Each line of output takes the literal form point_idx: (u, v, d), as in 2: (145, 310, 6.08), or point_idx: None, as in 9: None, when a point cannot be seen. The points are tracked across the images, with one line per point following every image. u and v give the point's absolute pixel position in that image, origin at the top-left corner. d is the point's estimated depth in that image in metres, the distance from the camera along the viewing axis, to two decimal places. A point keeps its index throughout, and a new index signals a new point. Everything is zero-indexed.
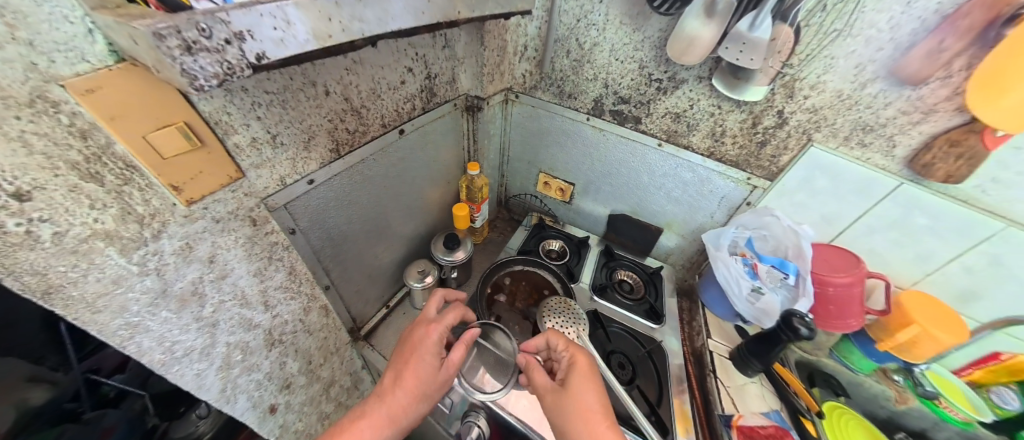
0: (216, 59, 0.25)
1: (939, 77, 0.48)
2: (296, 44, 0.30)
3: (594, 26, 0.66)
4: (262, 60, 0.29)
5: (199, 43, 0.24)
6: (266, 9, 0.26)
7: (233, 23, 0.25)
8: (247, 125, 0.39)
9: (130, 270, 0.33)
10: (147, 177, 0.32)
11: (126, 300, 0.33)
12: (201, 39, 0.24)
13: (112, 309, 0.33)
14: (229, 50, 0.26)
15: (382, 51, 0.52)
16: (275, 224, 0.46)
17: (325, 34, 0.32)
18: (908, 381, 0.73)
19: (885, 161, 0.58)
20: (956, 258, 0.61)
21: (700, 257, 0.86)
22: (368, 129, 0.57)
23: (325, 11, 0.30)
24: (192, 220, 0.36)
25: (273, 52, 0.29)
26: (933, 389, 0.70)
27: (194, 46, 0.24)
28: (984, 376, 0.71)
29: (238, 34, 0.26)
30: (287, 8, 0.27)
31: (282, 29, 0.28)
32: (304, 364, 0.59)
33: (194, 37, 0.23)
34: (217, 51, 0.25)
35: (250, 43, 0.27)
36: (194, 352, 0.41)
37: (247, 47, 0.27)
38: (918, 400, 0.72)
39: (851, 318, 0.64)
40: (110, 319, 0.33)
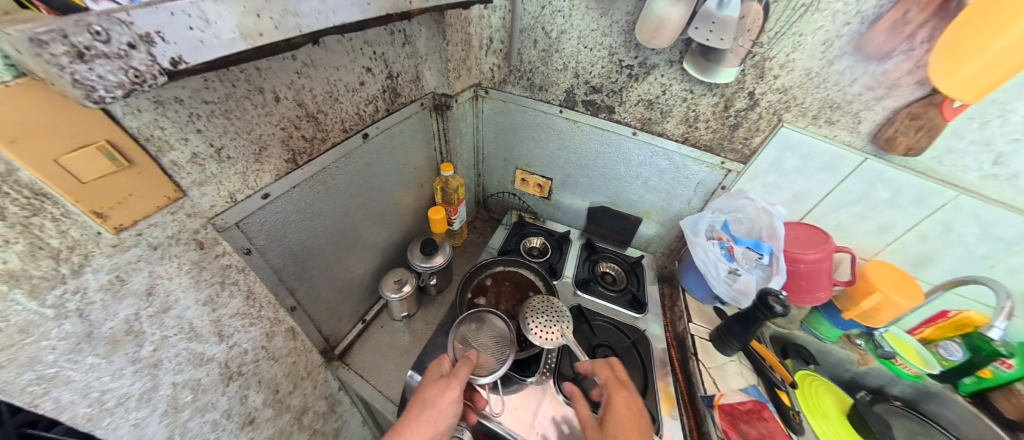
0: (119, 66, 0.21)
1: (902, 50, 0.49)
2: (220, 46, 0.26)
3: (560, 12, 0.64)
4: (179, 65, 0.24)
5: (95, 49, 0.20)
6: (177, 6, 0.22)
7: (138, 24, 0.21)
8: (186, 140, 0.36)
9: (43, 315, 0.29)
10: (62, 204, 0.29)
11: (40, 349, 0.29)
12: (97, 45, 0.20)
13: (19, 362, 0.28)
14: (135, 55, 0.22)
15: (335, 51, 0.49)
16: (226, 245, 0.43)
17: (255, 33, 0.28)
18: (869, 344, 0.75)
19: (850, 138, 0.59)
20: (914, 227, 0.64)
21: (679, 243, 0.87)
22: (328, 135, 0.54)
23: (252, 6, 0.27)
24: (122, 249, 0.33)
25: (192, 54, 0.25)
26: (891, 350, 0.71)
27: (88, 52, 0.19)
28: (934, 333, 0.74)
29: (145, 37, 0.22)
30: (203, 3, 0.23)
31: (202, 30, 0.24)
32: (271, 394, 0.55)
33: (89, 42, 0.19)
34: (119, 57, 0.21)
35: (162, 46, 0.23)
36: (131, 399, 0.37)
37: (158, 51, 0.23)
38: (879, 361, 0.74)
39: (821, 292, 0.65)
40: (17, 375, 0.28)
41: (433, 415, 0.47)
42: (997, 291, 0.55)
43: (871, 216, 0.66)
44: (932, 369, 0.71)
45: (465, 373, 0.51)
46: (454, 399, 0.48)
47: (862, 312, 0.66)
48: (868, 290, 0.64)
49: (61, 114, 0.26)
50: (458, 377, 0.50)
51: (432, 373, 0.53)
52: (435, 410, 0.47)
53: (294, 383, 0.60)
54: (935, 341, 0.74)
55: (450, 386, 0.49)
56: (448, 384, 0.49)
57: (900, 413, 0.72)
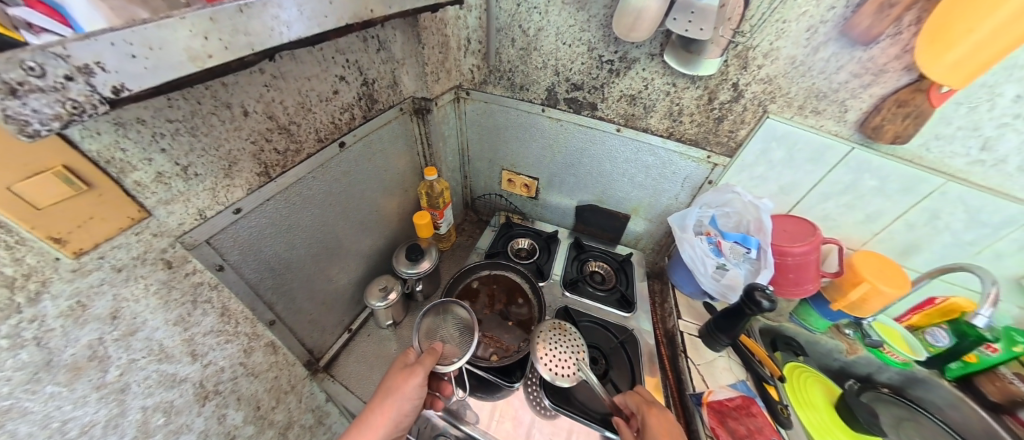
0: (57, 98, 0.20)
1: (889, 33, 0.47)
2: (166, 69, 0.26)
3: (536, 9, 0.63)
4: (122, 93, 0.24)
5: (29, 84, 0.19)
6: (117, 36, 0.22)
7: (75, 57, 0.20)
8: (150, 160, 0.36)
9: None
10: (18, 233, 0.28)
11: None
12: (32, 80, 0.19)
13: None
14: (73, 87, 0.21)
15: (305, 61, 0.48)
16: (196, 263, 0.44)
17: (204, 54, 0.27)
18: (857, 333, 0.73)
19: (837, 127, 0.57)
20: (901, 216, 0.62)
21: (668, 239, 0.87)
22: (302, 146, 0.53)
23: (199, 29, 0.26)
24: (83, 274, 0.33)
25: (136, 81, 0.24)
26: (878, 338, 0.69)
27: (21, 88, 0.19)
28: (921, 320, 0.74)
29: (84, 69, 0.21)
30: (143, 30, 0.23)
31: (145, 56, 0.24)
32: (251, 411, 0.55)
33: (21, 78, 0.18)
34: (56, 90, 0.20)
35: (103, 75, 0.22)
36: (96, 427, 0.36)
37: (98, 81, 0.22)
38: (867, 349, 0.73)
39: (808, 284, 0.64)
40: None
41: (395, 400, 0.48)
42: (983, 277, 0.55)
43: (857, 206, 0.64)
44: (919, 356, 0.69)
45: (429, 362, 0.51)
46: (417, 385, 0.49)
47: (850, 303, 0.65)
48: (855, 281, 0.63)
49: (13, 144, 0.25)
50: (422, 365, 0.51)
51: (399, 359, 0.53)
52: (397, 395, 0.48)
53: (277, 397, 0.60)
54: (923, 328, 0.73)
55: (413, 373, 0.50)
56: (412, 371, 0.50)
57: (888, 399, 0.74)
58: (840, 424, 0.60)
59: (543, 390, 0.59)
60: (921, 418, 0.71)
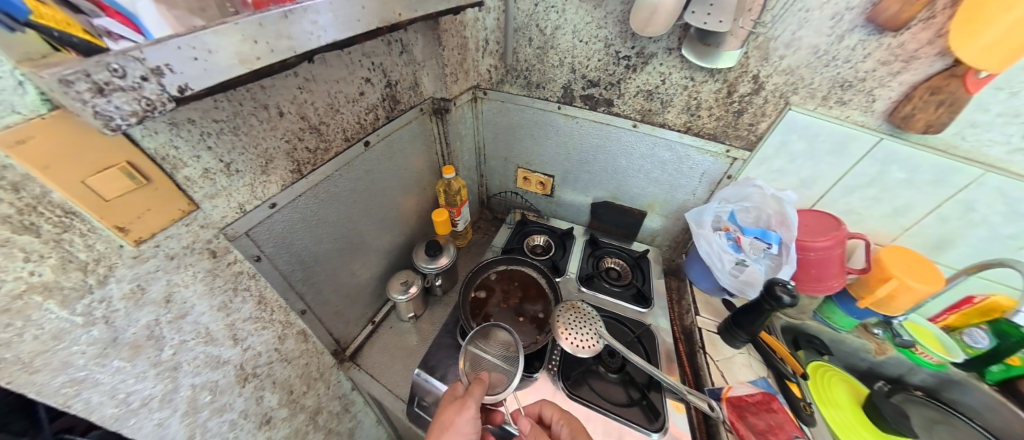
0: (133, 97, 0.23)
1: (921, 18, 0.46)
2: (219, 71, 0.28)
3: (553, 8, 0.64)
4: (186, 92, 0.26)
5: (113, 84, 0.21)
6: (182, 41, 0.24)
7: (150, 60, 0.23)
8: (198, 157, 0.39)
9: (73, 322, 0.33)
10: (90, 222, 0.32)
11: (71, 353, 0.33)
12: (115, 80, 0.21)
13: (53, 366, 0.32)
14: (146, 86, 0.23)
15: (333, 65, 0.51)
16: (236, 253, 0.47)
17: (252, 57, 0.30)
18: (887, 333, 0.71)
19: (863, 118, 0.56)
20: (934, 209, 0.60)
21: (685, 235, 0.86)
22: (330, 145, 0.56)
23: (247, 33, 0.29)
24: (141, 261, 0.37)
25: (196, 82, 0.26)
26: (909, 338, 0.68)
27: (107, 87, 0.21)
28: (958, 320, 0.71)
29: (156, 70, 0.23)
30: (204, 36, 0.25)
31: (204, 59, 0.26)
32: (285, 395, 0.60)
33: (107, 78, 0.21)
34: (133, 89, 0.23)
35: (171, 76, 0.25)
36: (153, 401, 0.41)
37: (167, 81, 0.24)
38: (897, 349, 0.70)
39: (833, 279, 0.63)
40: (51, 377, 0.32)
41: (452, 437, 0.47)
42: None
43: (885, 198, 0.62)
44: (955, 357, 0.67)
45: (480, 391, 0.52)
46: (472, 418, 0.48)
47: (878, 300, 0.63)
48: (883, 276, 0.61)
49: (84, 142, 0.29)
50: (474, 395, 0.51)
51: (449, 393, 0.53)
52: (453, 432, 0.47)
53: (307, 383, 0.65)
54: (960, 328, 0.70)
55: (468, 404, 0.50)
56: (464, 404, 0.50)
57: (919, 401, 0.72)
58: (866, 424, 0.58)
59: (560, 380, 0.60)
60: (954, 421, 0.69)
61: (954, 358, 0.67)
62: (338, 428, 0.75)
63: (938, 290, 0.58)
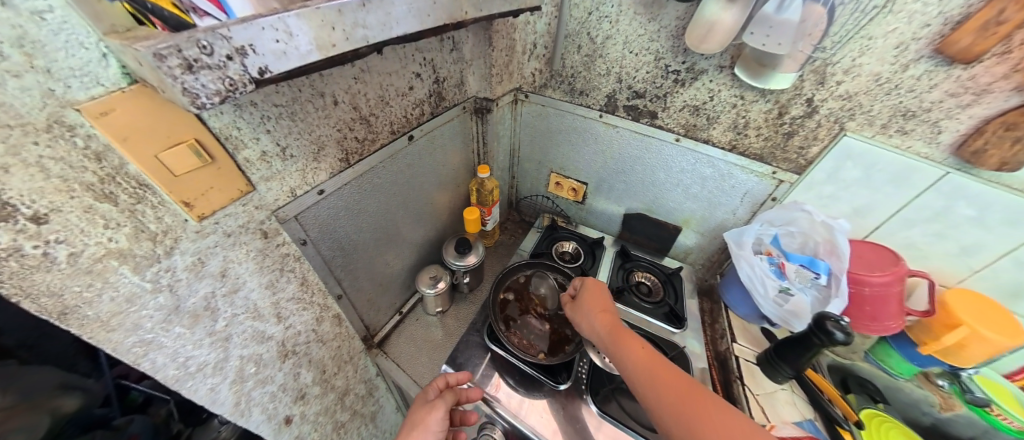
0: (218, 76, 0.23)
1: (996, 52, 0.43)
2: (298, 56, 0.27)
3: (607, 17, 0.63)
4: (266, 75, 0.26)
5: (201, 61, 0.21)
6: (267, 22, 0.24)
7: (235, 38, 0.23)
8: (257, 139, 0.39)
9: (143, 287, 0.34)
10: (160, 195, 0.33)
11: (141, 317, 0.34)
12: (203, 57, 0.21)
13: (126, 326, 0.33)
14: (231, 66, 0.23)
15: (388, 58, 0.51)
16: (285, 236, 0.48)
17: (329, 44, 0.29)
18: (954, 387, 0.66)
19: (927, 150, 0.53)
20: (1007, 253, 0.56)
21: (722, 255, 0.84)
22: (377, 136, 0.56)
23: (327, 20, 0.28)
24: (203, 236, 0.38)
25: (276, 65, 0.26)
26: (982, 395, 0.62)
27: (196, 64, 0.21)
28: None
29: (240, 49, 0.23)
30: (288, 17, 0.25)
31: (284, 42, 0.25)
32: (318, 374, 0.60)
33: (196, 55, 0.21)
34: (218, 68, 0.22)
35: (253, 57, 0.24)
36: (207, 367, 0.42)
37: (249, 62, 0.24)
38: (968, 408, 0.64)
39: (890, 320, 0.59)
40: (124, 337, 0.34)
41: (421, 434, 0.49)
42: None
43: (949, 235, 0.59)
44: None
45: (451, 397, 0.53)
46: (440, 419, 0.50)
47: (944, 348, 0.60)
48: (951, 323, 0.58)
49: (156, 117, 0.30)
50: (445, 400, 0.53)
51: (420, 395, 0.55)
52: (422, 427, 0.49)
53: (338, 365, 0.65)
54: None
55: (436, 406, 0.51)
56: (435, 405, 0.52)
57: None
58: None
59: (590, 395, 0.59)
60: None
61: None
62: (362, 411, 0.75)
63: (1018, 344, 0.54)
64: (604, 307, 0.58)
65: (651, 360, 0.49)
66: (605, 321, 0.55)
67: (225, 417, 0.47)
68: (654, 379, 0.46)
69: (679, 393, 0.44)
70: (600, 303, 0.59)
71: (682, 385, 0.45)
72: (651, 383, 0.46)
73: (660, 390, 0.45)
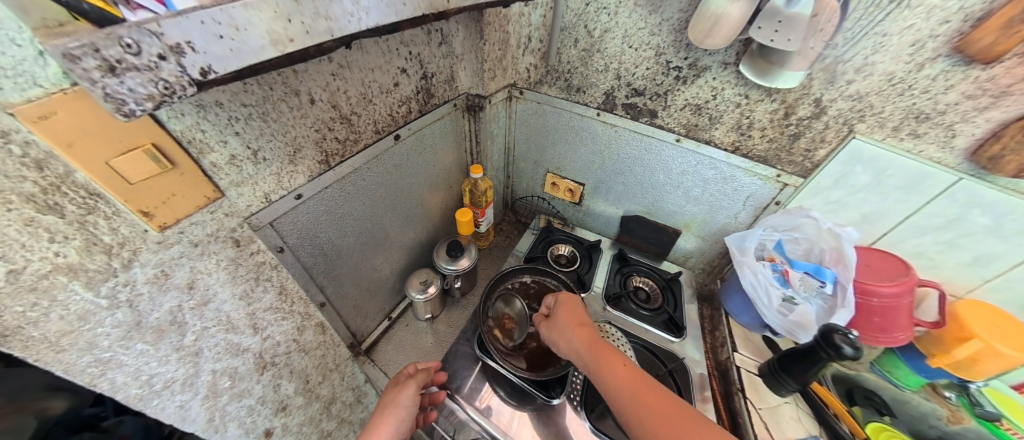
0: (149, 78, 0.19)
1: (1017, 52, 0.40)
2: (249, 53, 0.24)
3: (605, 9, 0.60)
4: (209, 76, 0.22)
5: (127, 62, 0.18)
6: (205, 14, 0.20)
7: (168, 35, 0.19)
8: (225, 142, 0.36)
9: (98, 304, 0.31)
10: (114, 205, 0.30)
11: (96, 335, 0.32)
12: (129, 57, 0.18)
13: (79, 346, 0.31)
14: (164, 67, 0.20)
15: (370, 52, 0.47)
16: (260, 244, 0.45)
17: (285, 38, 0.25)
18: (962, 399, 0.64)
19: (941, 155, 0.50)
20: (1022, 263, 0.53)
21: (722, 260, 0.82)
22: (360, 136, 0.53)
23: (282, 10, 0.24)
24: (166, 246, 0.35)
25: (221, 63, 0.22)
26: (993, 410, 0.60)
27: (119, 66, 0.18)
28: None
29: (175, 48, 0.20)
30: (231, 9, 0.21)
31: (231, 37, 0.22)
32: (301, 383, 0.59)
33: (119, 55, 0.18)
34: (149, 69, 0.19)
35: (192, 56, 0.21)
36: (175, 383, 0.40)
37: (187, 61, 0.21)
38: (976, 421, 0.61)
39: (899, 332, 0.57)
40: (77, 357, 0.31)
41: (394, 410, 0.52)
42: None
43: (960, 244, 0.56)
44: None
45: (422, 375, 0.58)
46: (411, 392, 0.54)
47: (956, 361, 0.58)
48: (963, 336, 0.56)
49: (108, 123, 0.26)
50: (415, 379, 0.56)
51: (394, 379, 0.58)
52: (394, 404, 0.52)
53: (323, 374, 0.63)
54: None
55: (407, 384, 0.55)
56: (406, 384, 0.55)
57: None
58: None
59: (584, 410, 0.58)
60: None
61: None
62: (350, 418, 0.73)
63: None
64: (581, 321, 0.56)
65: (633, 380, 0.46)
66: (582, 337, 0.53)
67: (198, 434, 0.44)
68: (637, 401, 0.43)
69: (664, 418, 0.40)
70: (577, 317, 0.57)
71: (666, 409, 0.41)
72: (635, 404, 0.43)
73: (644, 412, 0.42)
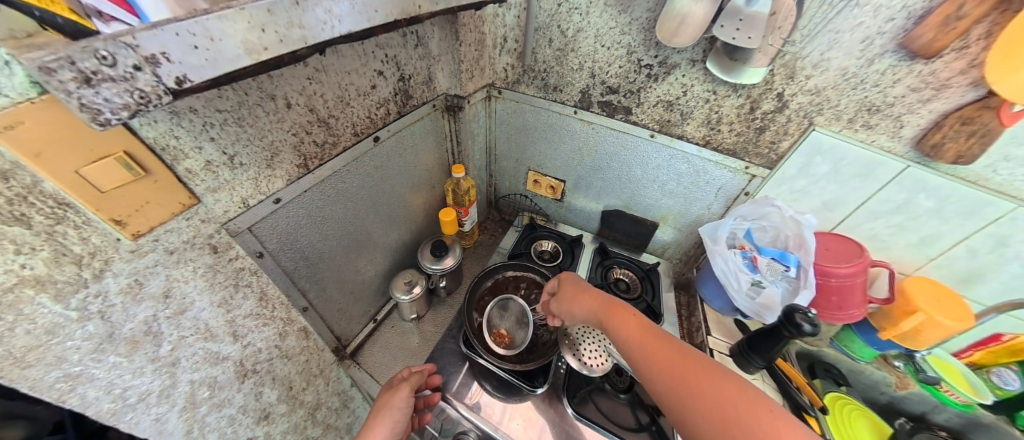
0: (125, 88, 0.20)
1: (954, 47, 0.44)
2: (225, 62, 0.25)
3: (577, 9, 0.61)
4: (185, 85, 0.23)
5: (103, 73, 0.19)
6: (181, 26, 0.21)
7: (144, 47, 0.20)
8: (200, 149, 0.36)
9: (67, 317, 0.31)
10: (84, 214, 0.30)
11: (65, 349, 0.32)
12: (104, 69, 0.18)
13: (46, 361, 0.31)
14: (140, 77, 0.20)
15: (345, 56, 0.48)
16: (238, 249, 0.45)
17: (260, 47, 0.26)
18: (909, 367, 0.70)
19: (890, 143, 0.54)
20: (962, 241, 0.58)
21: (697, 249, 0.85)
22: (339, 139, 0.54)
23: (256, 21, 0.25)
24: (140, 255, 0.35)
25: (197, 72, 0.23)
26: (934, 375, 0.66)
27: (95, 77, 0.18)
28: (985, 357, 0.68)
29: (150, 58, 0.20)
30: (206, 20, 0.22)
31: (206, 47, 0.23)
32: (285, 390, 0.59)
33: (95, 67, 0.18)
34: (125, 80, 0.20)
35: (167, 66, 0.21)
36: (151, 396, 0.40)
37: (162, 71, 0.21)
38: (920, 386, 0.68)
39: (854, 309, 0.62)
40: (45, 373, 0.31)
41: (388, 412, 0.53)
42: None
43: (910, 226, 0.61)
44: (984, 399, 0.63)
45: (417, 378, 0.58)
46: (405, 395, 0.55)
47: (902, 333, 0.63)
48: (908, 309, 0.60)
49: (75, 128, 0.26)
50: (410, 381, 0.58)
51: (387, 382, 0.59)
52: (388, 406, 0.54)
53: (307, 380, 0.64)
54: (987, 366, 0.68)
55: (402, 386, 0.56)
56: (400, 386, 0.56)
57: None
58: None
59: (566, 397, 0.60)
60: None
61: (984, 399, 0.63)
62: (336, 424, 0.73)
63: (966, 327, 0.58)
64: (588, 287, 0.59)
65: (639, 328, 0.48)
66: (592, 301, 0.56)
67: None
68: (640, 345, 0.46)
69: (666, 360, 0.43)
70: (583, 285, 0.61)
71: (673, 352, 0.44)
72: (638, 348, 0.46)
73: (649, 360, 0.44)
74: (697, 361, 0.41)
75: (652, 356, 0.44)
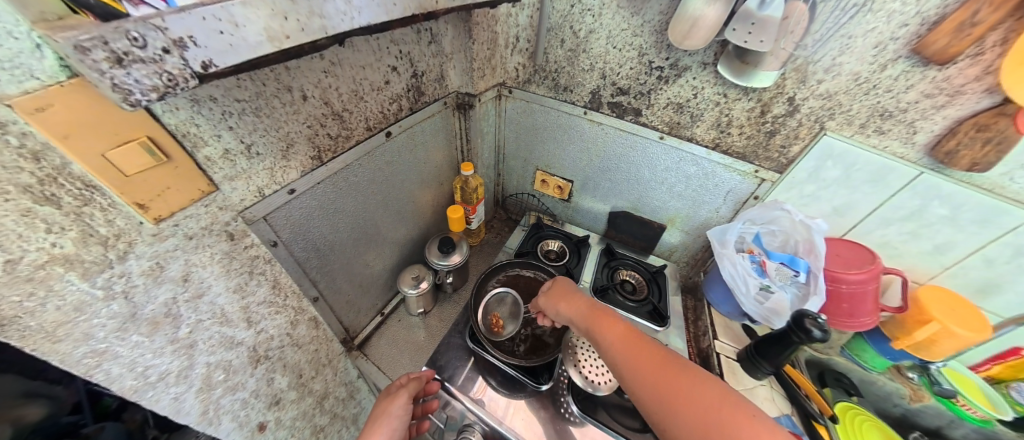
0: (154, 70, 0.21)
1: (969, 53, 0.43)
2: (246, 48, 0.25)
3: (589, 11, 0.62)
4: (209, 69, 0.24)
5: (133, 55, 0.19)
6: (208, 11, 0.21)
7: (172, 30, 0.20)
8: (219, 137, 0.37)
9: (94, 295, 0.32)
10: (109, 197, 0.30)
11: (91, 326, 0.32)
12: (135, 50, 0.19)
13: (75, 337, 0.31)
14: (168, 60, 0.21)
15: (360, 50, 0.49)
16: (253, 237, 0.46)
17: (281, 35, 0.27)
18: (923, 379, 0.69)
19: (904, 150, 0.54)
20: (977, 250, 0.57)
21: (705, 253, 0.85)
22: (352, 133, 0.54)
23: (278, 8, 0.25)
24: (160, 239, 0.36)
25: (221, 58, 0.24)
26: (950, 387, 0.65)
27: (127, 58, 0.19)
28: (1003, 371, 0.67)
29: (177, 41, 0.21)
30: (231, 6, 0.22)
31: (230, 33, 0.23)
32: (294, 378, 0.59)
33: (126, 48, 0.19)
34: (153, 62, 0.20)
35: (194, 50, 0.22)
36: (170, 376, 0.40)
37: (190, 55, 0.22)
38: (935, 399, 0.67)
39: (865, 317, 0.61)
40: (73, 348, 0.31)
41: (384, 422, 0.53)
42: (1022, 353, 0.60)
43: (923, 234, 0.60)
44: (1004, 414, 0.62)
45: (413, 386, 0.58)
46: (400, 407, 0.55)
47: (915, 343, 0.62)
48: (922, 319, 0.60)
49: (101, 114, 0.27)
50: (405, 390, 0.57)
51: (386, 390, 0.59)
52: (384, 417, 0.54)
53: (316, 369, 0.64)
54: (1005, 382, 0.67)
55: (398, 395, 0.56)
56: (395, 397, 0.56)
57: None
58: None
59: (572, 396, 0.59)
60: None
61: (1004, 415, 0.62)
62: (343, 414, 0.74)
63: (984, 339, 0.56)
64: (576, 295, 0.59)
65: (623, 334, 0.48)
66: (577, 307, 0.56)
67: (192, 427, 0.45)
68: (622, 352, 0.46)
69: (647, 368, 0.43)
70: (569, 291, 0.60)
71: (654, 358, 0.44)
72: (620, 354, 0.46)
73: (633, 365, 0.44)
74: (676, 365, 0.42)
75: (634, 363, 0.44)
